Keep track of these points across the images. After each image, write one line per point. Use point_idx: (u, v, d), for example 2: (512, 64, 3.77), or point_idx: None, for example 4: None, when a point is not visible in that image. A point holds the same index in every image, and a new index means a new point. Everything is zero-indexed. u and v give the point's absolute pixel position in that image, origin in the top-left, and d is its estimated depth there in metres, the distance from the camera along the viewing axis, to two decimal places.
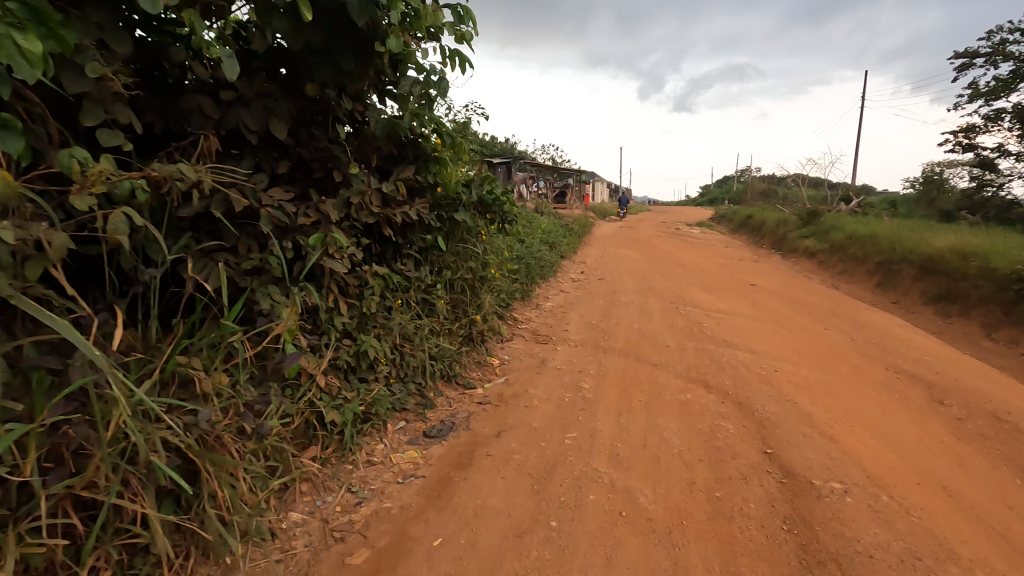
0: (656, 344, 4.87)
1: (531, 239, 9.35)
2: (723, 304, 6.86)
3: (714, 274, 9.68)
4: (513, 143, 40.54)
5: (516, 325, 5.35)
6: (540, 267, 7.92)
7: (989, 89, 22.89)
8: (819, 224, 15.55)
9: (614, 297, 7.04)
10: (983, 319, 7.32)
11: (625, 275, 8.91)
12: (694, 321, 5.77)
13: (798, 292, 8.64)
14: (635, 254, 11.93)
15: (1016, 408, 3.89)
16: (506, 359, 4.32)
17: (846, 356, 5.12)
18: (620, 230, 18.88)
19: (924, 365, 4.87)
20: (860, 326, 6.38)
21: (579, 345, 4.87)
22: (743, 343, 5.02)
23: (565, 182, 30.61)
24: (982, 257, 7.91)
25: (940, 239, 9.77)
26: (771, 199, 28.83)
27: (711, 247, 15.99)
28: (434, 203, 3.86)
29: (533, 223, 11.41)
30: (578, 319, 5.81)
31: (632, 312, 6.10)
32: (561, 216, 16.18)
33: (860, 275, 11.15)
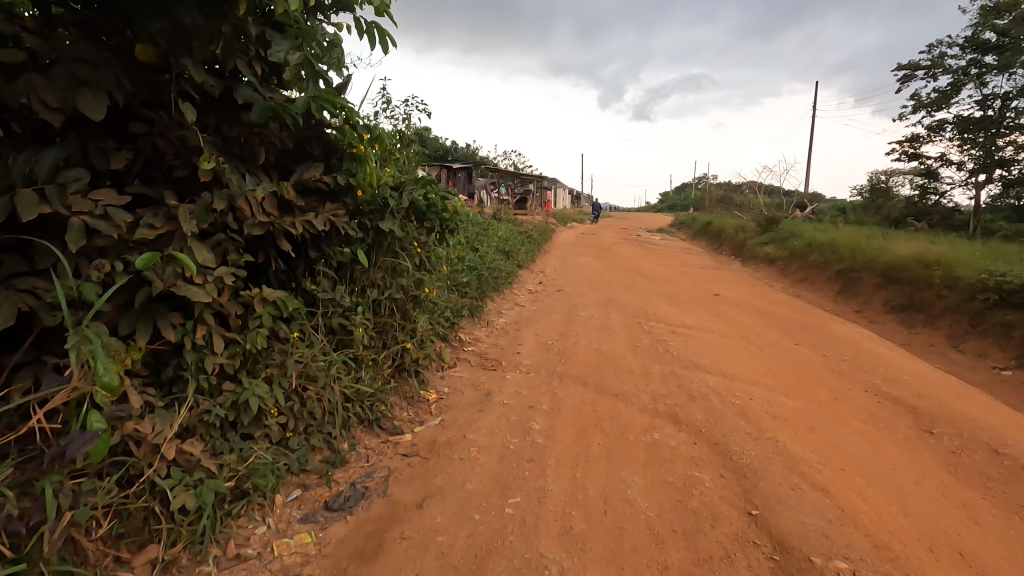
0: (618, 369, 4.35)
1: (486, 248, 8.76)
2: (689, 318, 6.43)
3: (678, 284, 9.30)
4: (472, 149, 40.05)
5: (463, 349, 4.72)
6: (494, 279, 7.34)
7: (931, 101, 23.71)
8: (778, 230, 15.52)
9: (573, 311, 6.53)
10: (948, 330, 7.12)
11: (585, 286, 8.42)
12: (659, 339, 5.29)
13: (763, 303, 8.33)
14: (596, 263, 11.48)
15: (1009, 439, 3.52)
16: (445, 393, 3.70)
17: (820, 377, 4.72)
18: (581, 238, 18.54)
19: (903, 387, 4.50)
20: (830, 341, 6.04)
21: (532, 371, 4.29)
22: (712, 365, 4.55)
23: (526, 188, 30.26)
24: (944, 266, 7.77)
25: (899, 247, 9.69)
26: (728, 206, 29.17)
27: (673, 254, 15.77)
28: (353, 210, 3.25)
29: (489, 230, 10.81)
30: (532, 338, 5.25)
31: (591, 330, 5.58)
32: (520, 222, 15.66)
33: (821, 283, 11.00)
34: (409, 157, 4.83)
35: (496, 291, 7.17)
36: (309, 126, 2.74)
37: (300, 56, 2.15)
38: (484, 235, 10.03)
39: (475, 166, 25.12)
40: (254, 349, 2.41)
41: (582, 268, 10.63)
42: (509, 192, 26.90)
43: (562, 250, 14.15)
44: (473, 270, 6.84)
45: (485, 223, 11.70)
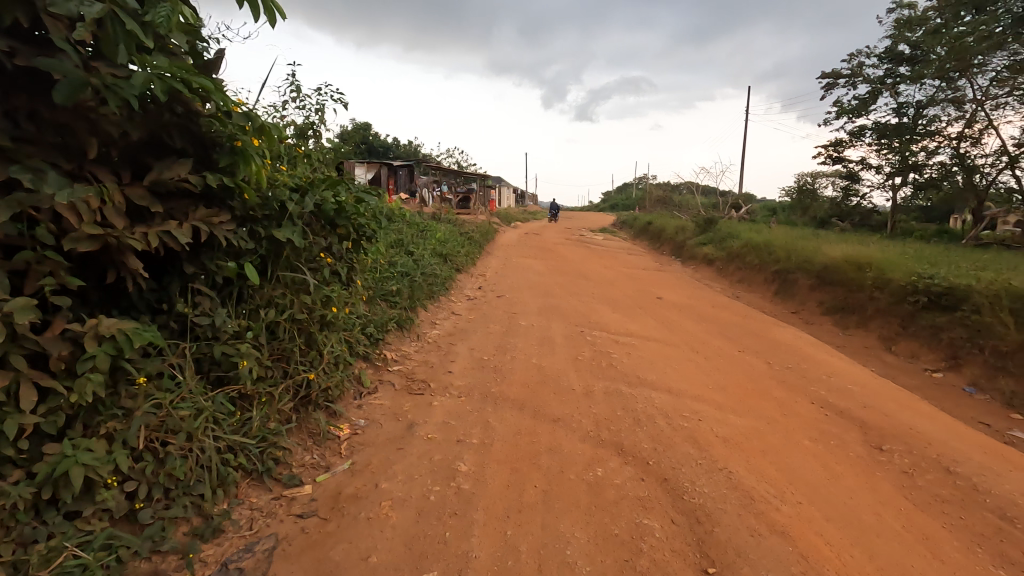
0: (559, 388, 3.98)
1: (421, 252, 8.22)
2: (632, 326, 6.17)
3: (620, 287, 9.09)
4: (413, 146, 39.13)
5: (388, 370, 4.21)
6: (429, 287, 6.83)
7: (853, 107, 24.97)
8: (716, 231, 15.73)
9: (512, 320, 6.12)
10: (881, 332, 7.21)
11: (526, 291, 8.05)
12: (602, 352, 4.97)
13: (704, 306, 8.27)
14: (538, 265, 11.16)
15: (958, 456, 3.39)
16: (361, 427, 3.20)
17: (767, 389, 4.53)
18: (525, 238, 18.22)
19: (849, 399, 4.37)
20: (773, 347, 5.92)
21: (464, 394, 3.84)
22: (658, 381, 4.26)
23: (469, 186, 29.74)
24: (876, 267, 7.92)
25: (831, 249, 9.91)
26: (667, 206, 29.75)
27: (616, 254, 15.73)
28: (240, 215, 2.70)
29: (426, 232, 10.28)
30: (467, 353, 4.80)
31: (531, 342, 5.20)
32: (460, 222, 15.14)
33: (759, 284, 11.12)
34: (322, 154, 4.27)
35: (430, 299, 6.67)
36: (171, 113, 2.22)
37: (102, 8, 1.67)
38: (420, 238, 9.47)
39: (416, 163, 24.37)
40: (82, 402, 1.84)
41: (524, 271, 10.26)
42: (452, 190, 26.30)
43: (504, 252, 13.75)
44: (404, 278, 6.32)
45: (423, 223, 11.12)
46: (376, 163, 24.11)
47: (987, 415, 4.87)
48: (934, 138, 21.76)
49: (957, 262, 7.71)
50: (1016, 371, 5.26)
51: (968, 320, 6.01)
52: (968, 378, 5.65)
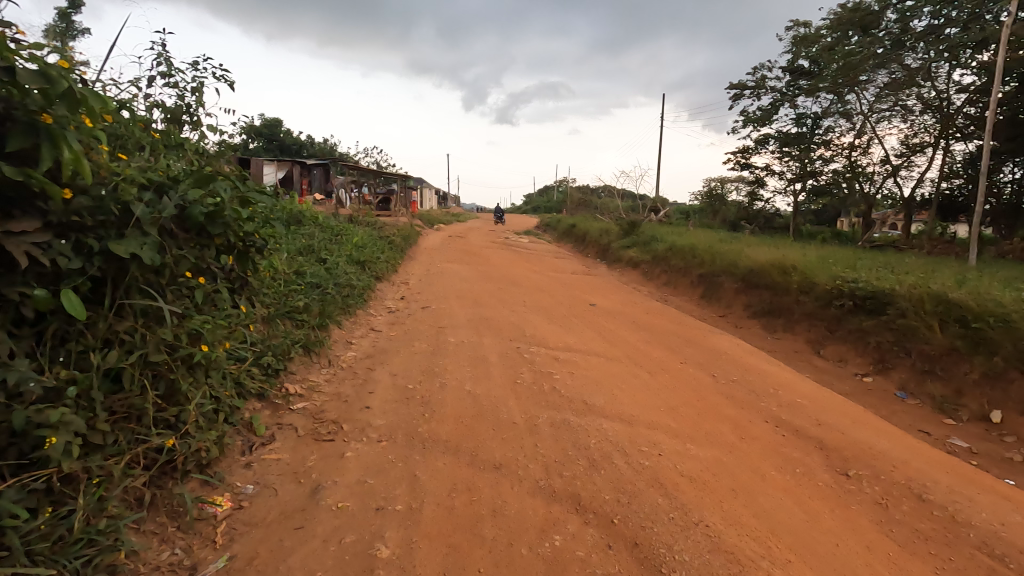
0: (499, 422, 3.43)
1: (336, 259, 7.37)
2: (570, 339, 5.72)
3: (552, 294, 8.69)
4: (326, 144, 37.17)
5: (290, 410, 3.44)
6: (343, 300, 6.03)
7: (758, 116, 26.39)
8: (640, 234, 15.82)
9: (440, 337, 5.48)
10: (809, 336, 7.26)
11: (453, 301, 7.42)
12: (542, 373, 4.46)
13: (637, 312, 8.05)
14: (464, 271, 10.55)
15: (926, 480, 3.18)
16: (248, 497, 2.48)
17: (719, 409, 4.21)
18: (448, 241, 17.53)
19: (801, 415, 4.14)
20: (714, 357, 5.69)
21: (386, 437, 3.17)
22: (608, 407, 3.80)
23: (389, 185, 28.57)
24: (799, 271, 8.02)
25: (754, 252, 10.07)
26: (589, 208, 30.08)
27: (542, 257, 15.43)
28: (57, 225, 1.91)
29: (341, 236, 9.38)
30: (389, 381, 4.12)
31: (462, 363, 4.59)
32: (380, 225, 14.20)
33: (686, 288, 11.16)
34: (201, 145, 3.45)
35: (346, 315, 5.88)
36: None
37: None
38: (334, 244, 8.59)
39: (331, 162, 22.95)
40: None
41: (450, 278, 9.61)
42: (370, 190, 25.06)
43: (428, 256, 13.02)
44: (314, 292, 5.50)
45: (338, 227, 10.18)
46: (287, 162, 22.30)
47: (923, 422, 4.85)
48: (829, 147, 23.40)
49: (872, 265, 7.96)
50: (944, 375, 5.30)
51: (893, 324, 6.09)
52: (897, 382, 5.68)
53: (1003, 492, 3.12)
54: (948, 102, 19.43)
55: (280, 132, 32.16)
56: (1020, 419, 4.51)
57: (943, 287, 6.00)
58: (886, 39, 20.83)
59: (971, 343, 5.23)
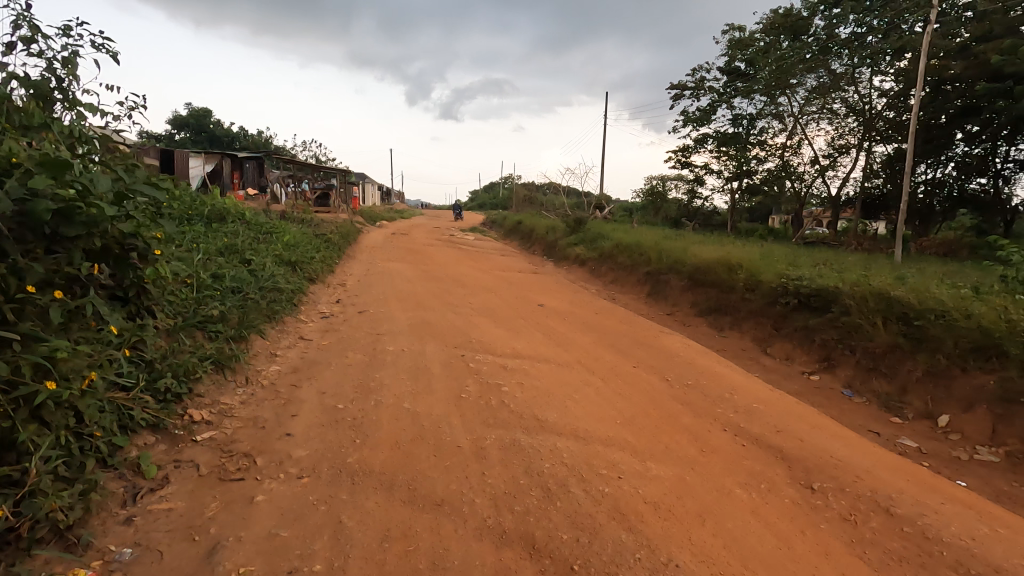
0: (441, 446, 3.04)
1: (262, 260, 6.73)
2: (519, 344, 5.39)
3: (499, 295, 8.34)
4: (259, 137, 35.24)
5: (193, 442, 2.92)
6: (269, 306, 5.45)
7: (697, 116, 27.04)
8: (586, 231, 15.73)
9: (378, 345, 5.01)
10: (756, 334, 7.26)
11: (393, 304, 6.94)
12: (489, 384, 4.09)
13: (586, 312, 7.82)
14: (406, 270, 10.04)
15: (891, 490, 3.04)
16: (123, 565, 1.98)
17: (676, 418, 3.98)
18: (391, 239, 16.86)
19: (759, 422, 3.97)
20: (666, 359, 5.51)
21: (308, 471, 2.72)
22: (561, 422, 3.49)
23: (328, 180, 27.41)
24: (745, 268, 8.04)
25: (698, 249, 10.09)
26: (534, 205, 29.94)
27: (488, 255, 15.05)
28: None
29: (269, 234, 8.66)
30: (317, 399, 3.64)
31: (400, 375, 4.17)
32: (317, 222, 13.42)
33: (633, 285, 11.09)
34: (78, 124, 2.87)
35: (271, 323, 5.31)
36: None
37: None
38: (263, 243, 7.90)
39: (265, 154, 21.67)
40: None
41: (391, 278, 9.09)
42: (308, 185, 23.91)
43: (368, 255, 12.38)
44: (233, 299, 4.91)
45: (268, 224, 9.44)
46: (217, 155, 20.85)
47: (871, 422, 4.82)
48: (764, 147, 24.25)
49: (813, 263, 8.07)
50: (888, 373, 5.33)
51: (838, 321, 6.12)
52: (843, 381, 5.69)
53: (966, 500, 3.01)
54: (869, 106, 20.50)
55: (209, 123, 30.24)
56: (963, 416, 4.54)
57: (883, 284, 6.07)
58: (814, 44, 21.75)
59: (913, 340, 5.27)
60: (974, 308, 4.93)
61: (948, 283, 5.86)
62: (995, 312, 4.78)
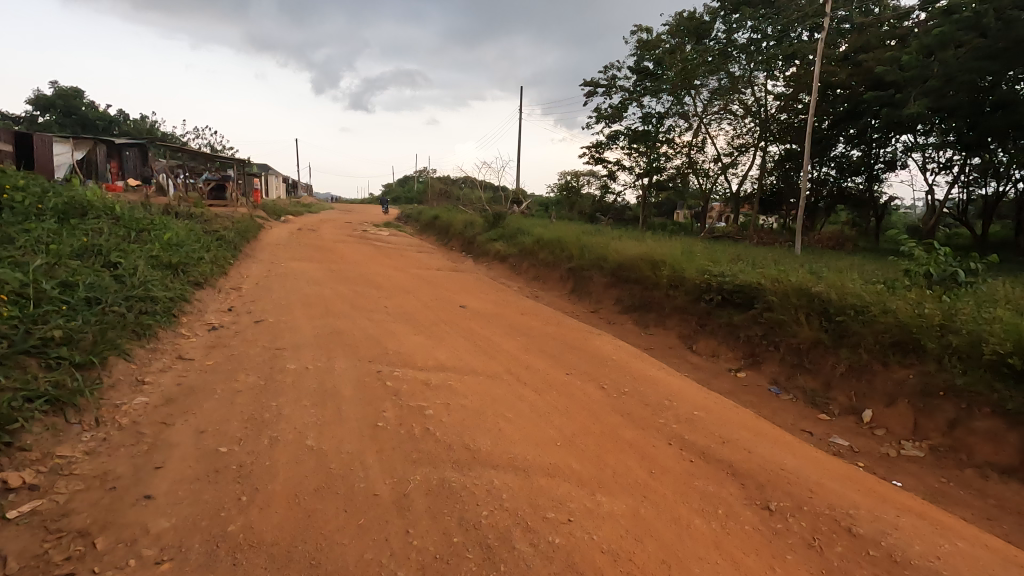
0: (354, 498, 2.47)
1: (133, 264, 5.71)
2: (442, 355, 4.85)
3: (416, 296, 7.73)
4: (142, 122, 31.72)
5: (4, 521, 2.16)
6: (136, 320, 4.54)
7: (609, 113, 27.56)
8: (505, 226, 15.36)
9: (276, 362, 4.28)
10: (681, 331, 7.21)
11: (297, 311, 6.13)
12: (411, 407, 3.54)
13: (511, 313, 7.42)
14: (312, 271, 9.14)
15: (847, 505, 2.87)
16: None
17: (617, 434, 3.64)
18: (296, 235, 15.54)
19: (703, 433, 3.74)
20: (598, 364, 5.22)
21: (172, 552, 2.07)
22: (496, 452, 3.02)
23: (224, 170, 25.04)
24: (668, 265, 7.98)
25: (620, 245, 10.03)
26: (450, 199, 29.24)
27: (403, 252, 14.29)
28: None
29: (145, 232, 7.48)
30: (194, 441, 2.93)
31: (303, 402, 3.52)
32: (209, 216, 12.00)
33: (555, 282, 10.85)
34: None
35: (141, 340, 4.42)
36: None
37: None
38: (136, 242, 6.77)
39: (147, 141, 19.31)
40: None
41: (295, 280, 8.19)
42: (200, 175, 21.66)
43: (269, 254, 11.21)
44: (86, 313, 3.99)
45: (146, 219, 8.20)
46: (89, 140, 18.28)
47: (801, 420, 4.79)
48: (672, 145, 25.14)
49: (731, 258, 8.18)
50: (812, 368, 5.37)
51: (761, 317, 6.15)
52: (769, 377, 5.69)
53: (919, 511, 2.90)
54: (764, 108, 21.75)
55: (80, 104, 26.64)
56: (885, 411, 4.60)
57: (802, 280, 6.15)
58: (715, 48, 22.78)
59: (834, 336, 5.34)
60: (890, 304, 5.03)
61: (860, 278, 6.03)
62: (910, 307, 4.90)
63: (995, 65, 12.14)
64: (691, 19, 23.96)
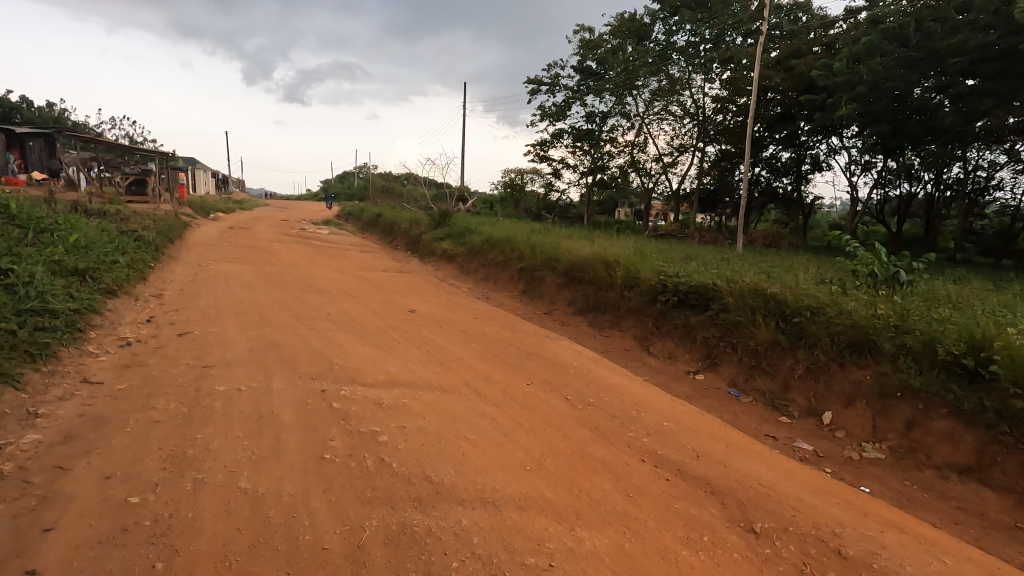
0: (299, 558, 2.08)
1: (29, 270, 4.97)
2: (394, 369, 4.46)
3: (361, 301, 7.25)
4: (48, 110, 28.97)
5: None
6: (29, 339, 3.89)
7: (553, 112, 27.60)
8: (452, 225, 14.94)
9: (202, 384, 3.76)
10: (637, 333, 7.10)
11: (227, 320, 5.54)
12: (362, 433, 3.15)
13: (463, 317, 7.08)
14: (245, 274, 8.43)
15: (831, 524, 2.75)
16: None
17: (588, 453, 3.40)
18: (227, 234, 14.50)
19: (675, 447, 3.55)
20: (559, 372, 4.97)
21: None
22: (462, 484, 2.70)
23: (145, 164, 23.18)
24: (621, 265, 7.87)
25: (571, 244, 9.87)
26: (393, 196, 28.42)
27: (345, 252, 13.60)
28: None
29: (47, 233, 6.61)
30: (97, 490, 2.43)
31: (234, 432, 3.05)
32: (127, 214, 10.94)
33: (506, 283, 10.57)
34: None
35: (35, 362, 3.78)
36: None
37: None
38: (33, 245, 5.94)
39: (55, 130, 17.54)
40: None
41: (225, 284, 7.49)
42: (118, 169, 19.91)
43: (196, 255, 10.34)
44: None
45: (49, 217, 7.29)
46: None
47: (764, 424, 4.74)
48: (615, 144, 25.43)
49: (683, 258, 8.17)
50: (770, 370, 5.35)
51: (718, 319, 6.11)
52: (727, 379, 5.64)
53: (899, 525, 2.83)
54: (703, 110, 22.34)
55: None
56: (844, 412, 4.61)
57: (756, 281, 6.16)
58: (655, 50, 23.22)
59: (791, 337, 5.34)
60: (845, 304, 5.06)
61: (811, 278, 6.10)
62: (865, 308, 4.94)
63: (914, 74, 13.04)
64: (632, 20, 24.29)
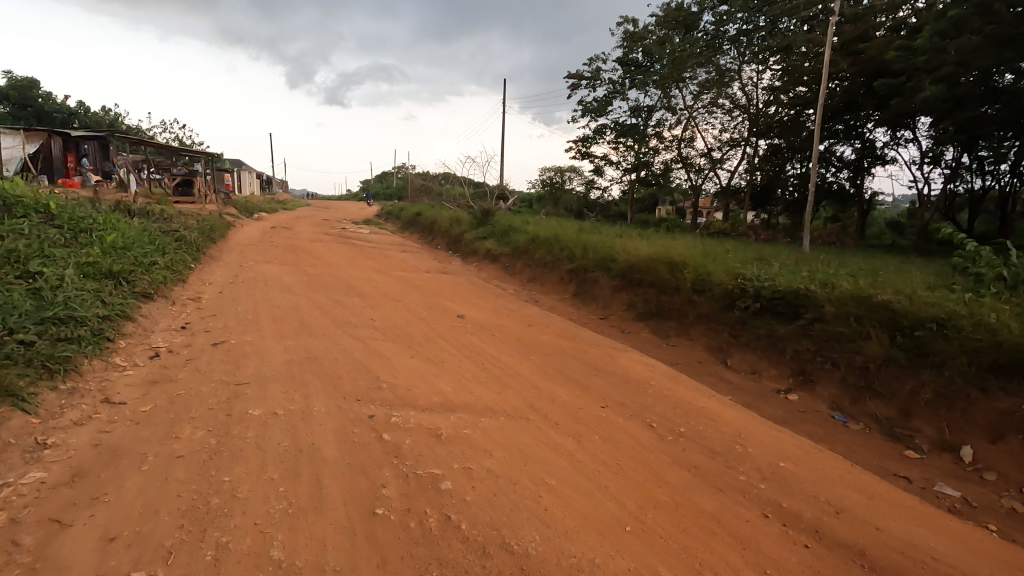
0: None
1: (58, 273, 4.62)
2: (449, 389, 3.87)
3: (405, 306, 6.72)
4: (103, 114, 29.79)
5: None
6: (50, 351, 3.49)
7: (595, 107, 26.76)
8: (495, 223, 14.37)
9: (234, 407, 3.25)
10: (709, 343, 6.34)
11: (264, 328, 5.08)
12: (420, 476, 2.57)
13: (514, 324, 6.47)
14: (284, 276, 8.03)
15: None
16: None
17: (697, 504, 2.73)
18: (268, 234, 14.32)
19: (803, 497, 2.84)
20: (635, 393, 4.29)
21: None
22: (553, 559, 2.08)
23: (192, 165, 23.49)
24: (689, 267, 7.10)
25: (626, 243, 9.16)
26: (432, 195, 28.06)
27: (386, 252, 13.20)
28: None
29: (84, 233, 6.34)
30: (95, 560, 1.92)
31: (268, 473, 2.51)
32: (170, 213, 10.77)
33: (555, 285, 9.90)
34: None
35: (52, 379, 3.35)
36: None
37: None
38: (67, 246, 5.64)
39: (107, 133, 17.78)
40: None
41: (264, 287, 7.09)
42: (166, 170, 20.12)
43: (237, 256, 10.06)
44: None
45: (89, 217, 7.04)
46: (42, 132, 16.68)
47: (887, 459, 3.95)
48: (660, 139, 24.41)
49: (756, 259, 7.35)
50: (884, 393, 4.53)
51: (812, 330, 5.30)
52: (828, 400, 4.83)
53: None
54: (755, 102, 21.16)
55: (36, 95, 24.78)
56: (991, 448, 3.78)
57: (858, 285, 5.33)
58: (704, 39, 22.09)
59: (911, 353, 4.51)
60: (985, 316, 4.22)
61: (925, 283, 5.23)
62: (1011, 321, 4.09)
63: (1007, 52, 11.41)
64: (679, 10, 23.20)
